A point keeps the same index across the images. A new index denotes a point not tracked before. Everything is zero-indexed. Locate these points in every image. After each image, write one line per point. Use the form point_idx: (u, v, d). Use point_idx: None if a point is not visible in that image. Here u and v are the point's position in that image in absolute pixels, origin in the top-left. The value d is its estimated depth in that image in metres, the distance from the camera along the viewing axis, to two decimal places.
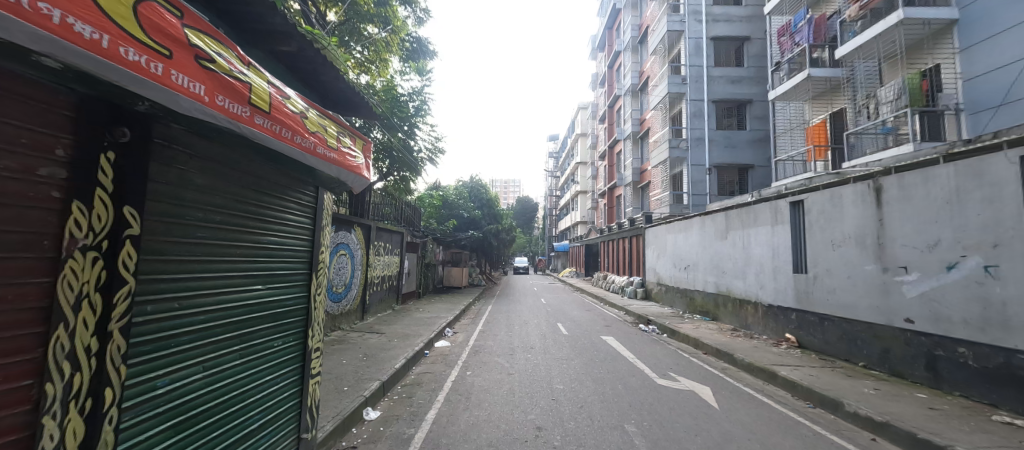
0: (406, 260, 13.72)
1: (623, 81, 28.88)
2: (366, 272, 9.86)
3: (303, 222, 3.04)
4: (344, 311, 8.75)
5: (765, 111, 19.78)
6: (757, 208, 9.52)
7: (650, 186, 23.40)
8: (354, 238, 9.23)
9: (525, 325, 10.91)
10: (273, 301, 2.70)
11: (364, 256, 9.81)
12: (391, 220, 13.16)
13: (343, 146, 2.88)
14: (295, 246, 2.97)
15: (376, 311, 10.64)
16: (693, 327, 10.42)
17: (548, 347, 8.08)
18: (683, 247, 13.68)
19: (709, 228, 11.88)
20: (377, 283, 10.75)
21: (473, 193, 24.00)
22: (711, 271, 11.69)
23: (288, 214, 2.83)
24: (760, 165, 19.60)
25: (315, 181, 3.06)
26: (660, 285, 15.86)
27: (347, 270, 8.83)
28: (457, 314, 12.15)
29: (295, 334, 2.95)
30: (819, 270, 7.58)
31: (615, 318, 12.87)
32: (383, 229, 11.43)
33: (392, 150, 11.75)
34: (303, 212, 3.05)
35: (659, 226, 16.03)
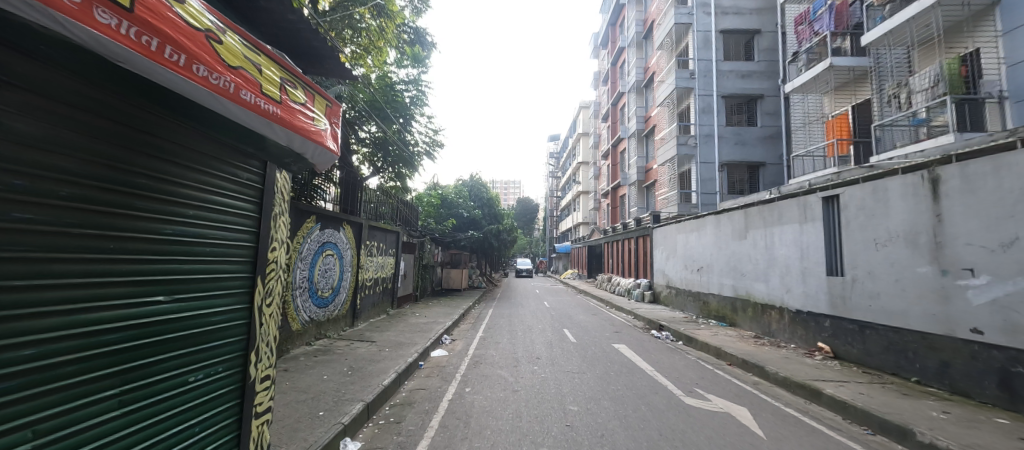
0: (402, 261, 12.91)
1: (627, 77, 28.15)
2: (357, 274, 9.08)
3: (237, 209, 2.45)
4: (332, 317, 7.95)
5: (777, 107, 19.02)
6: (783, 204, 8.74)
7: (657, 185, 22.60)
8: (343, 237, 8.43)
9: (529, 331, 10.11)
10: (193, 317, 2.10)
11: (354, 256, 9.02)
12: (386, 219, 12.36)
13: (291, 100, 2.31)
14: (226, 243, 2.37)
15: (368, 316, 9.84)
16: (711, 334, 9.61)
17: (556, 358, 7.29)
18: (696, 248, 12.88)
19: (726, 226, 11.08)
20: (369, 285, 9.96)
21: (473, 192, 23.17)
22: (728, 273, 10.89)
23: (211, 197, 2.22)
24: (771, 163, 18.83)
25: (256, 148, 2.51)
26: (670, 288, 15.05)
27: (335, 272, 8.03)
28: (456, 319, 11.34)
29: (226, 360, 2.36)
30: (858, 272, 6.80)
31: (624, 323, 12.06)
32: (377, 227, 10.63)
33: (387, 143, 10.96)
34: (238, 195, 2.46)
35: (669, 226, 15.22)
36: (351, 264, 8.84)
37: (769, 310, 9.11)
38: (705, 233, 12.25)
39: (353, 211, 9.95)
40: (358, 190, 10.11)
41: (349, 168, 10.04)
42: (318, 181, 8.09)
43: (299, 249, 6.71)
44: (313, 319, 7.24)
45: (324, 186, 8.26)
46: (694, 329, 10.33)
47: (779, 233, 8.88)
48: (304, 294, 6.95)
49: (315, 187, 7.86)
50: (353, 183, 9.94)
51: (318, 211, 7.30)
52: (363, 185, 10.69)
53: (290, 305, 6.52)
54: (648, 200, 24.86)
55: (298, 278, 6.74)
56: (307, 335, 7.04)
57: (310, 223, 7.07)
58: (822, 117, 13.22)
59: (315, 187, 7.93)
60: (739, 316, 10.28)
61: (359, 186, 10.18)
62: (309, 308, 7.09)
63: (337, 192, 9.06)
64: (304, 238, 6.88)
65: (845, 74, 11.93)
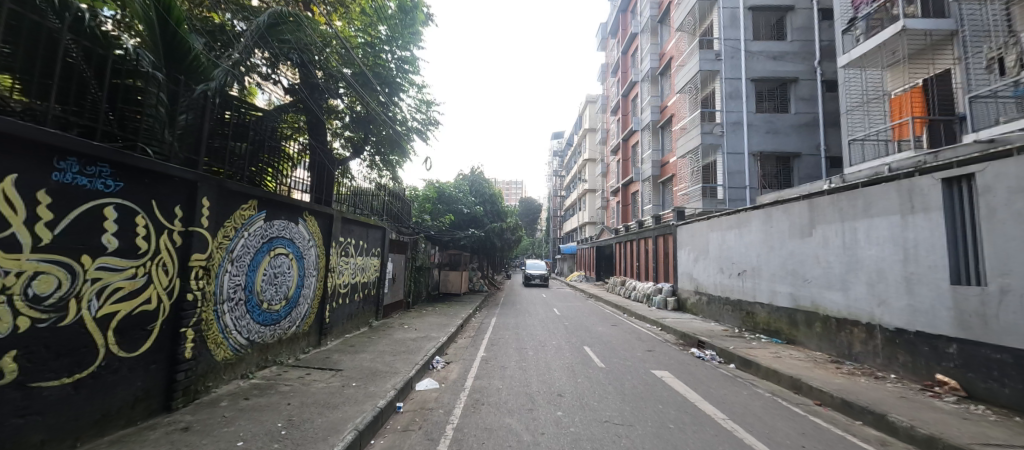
0: (390, 262, 10.89)
1: (639, 65, 26.17)
2: (327, 278, 7.17)
3: None
4: (286, 337, 6.03)
5: (813, 91, 17.01)
6: (873, 192, 6.76)
7: (676, 180, 20.61)
8: (306, 231, 6.49)
9: (541, 350, 8.15)
10: None
11: (323, 256, 7.09)
12: (370, 214, 10.35)
13: None
14: None
15: (342, 331, 7.89)
16: (773, 356, 7.61)
17: (583, 395, 5.36)
18: (738, 247, 10.87)
19: (781, 222, 9.07)
20: (344, 293, 8.03)
21: (475, 188, 21.15)
22: (785, 280, 8.89)
23: None
24: (807, 154, 16.84)
25: None
26: (699, 294, 13.09)
27: (291, 277, 6.08)
28: (451, 332, 9.44)
29: None
30: (1013, 281, 4.82)
31: (653, 337, 10.09)
32: (357, 221, 8.65)
33: (369, 121, 8.92)
34: None
35: (699, 222, 13.25)
36: (318, 266, 6.91)
37: (853, 327, 7.11)
38: (750, 231, 10.24)
39: (327, 200, 8.00)
40: (330, 174, 8.12)
41: (319, 146, 8.06)
42: (274, 161, 6.13)
43: (228, 246, 4.78)
44: (254, 342, 5.34)
45: (281, 165, 6.35)
46: (746, 348, 8.33)
47: (865, 229, 6.90)
48: (238, 308, 5.04)
49: (267, 165, 5.94)
50: (325, 165, 7.96)
51: (263, 194, 5.37)
52: (340, 169, 8.69)
53: (213, 325, 4.62)
54: (664, 197, 22.79)
55: (227, 287, 4.81)
56: (244, 364, 5.15)
57: (249, 209, 5.16)
58: (883, 95, 11.21)
59: (269, 164, 6.00)
60: (803, 332, 8.30)
61: (332, 171, 8.19)
62: (246, 327, 5.16)
63: (303, 175, 7.16)
64: (238, 231, 4.95)
65: (916, 44, 9.93)
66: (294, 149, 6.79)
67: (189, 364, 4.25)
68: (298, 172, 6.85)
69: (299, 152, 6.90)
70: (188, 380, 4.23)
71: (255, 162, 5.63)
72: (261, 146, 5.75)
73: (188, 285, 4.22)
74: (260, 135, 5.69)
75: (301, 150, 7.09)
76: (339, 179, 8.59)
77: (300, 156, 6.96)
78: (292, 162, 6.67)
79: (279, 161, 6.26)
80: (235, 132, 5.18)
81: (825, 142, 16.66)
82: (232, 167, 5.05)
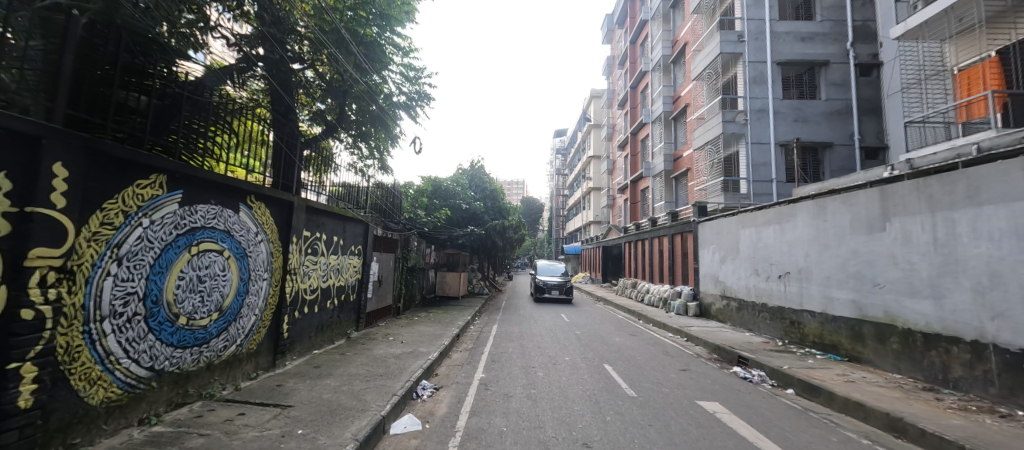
0: (375, 261, 9.35)
1: (649, 54, 24.65)
2: (285, 281, 5.68)
3: None
4: (219, 360, 4.54)
5: (845, 76, 15.51)
6: (983, 172, 5.22)
7: (692, 175, 19.09)
8: (253, 221, 5.00)
9: (553, 369, 6.67)
10: None
11: (281, 253, 5.60)
12: (356, 206, 8.89)
13: None
14: None
15: (307, 347, 6.38)
16: (843, 381, 6.06)
17: (617, 444, 3.88)
18: (779, 246, 9.35)
19: (841, 215, 7.54)
20: (313, 299, 6.54)
21: (475, 183, 19.57)
22: (847, 284, 7.36)
23: None
24: (839, 144, 15.34)
25: None
26: (727, 299, 11.58)
27: (226, 282, 4.58)
28: (445, 345, 7.98)
29: None
30: None
31: (683, 351, 8.58)
32: (332, 213, 7.17)
33: (346, 93, 7.41)
34: None
35: (726, 218, 11.73)
36: (272, 266, 5.42)
37: (951, 346, 5.57)
38: (797, 226, 8.72)
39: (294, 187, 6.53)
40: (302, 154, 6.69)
41: (285, 120, 6.65)
42: (212, 132, 4.64)
43: (110, 237, 3.27)
44: (162, 371, 3.84)
45: (226, 138, 4.90)
46: (804, 368, 6.77)
47: (970, 221, 5.38)
48: (133, 326, 3.54)
49: (199, 134, 4.48)
50: (293, 142, 6.52)
51: (176, 167, 3.87)
52: (317, 150, 7.26)
53: (80, 353, 3.09)
54: (677, 194, 21.23)
55: (109, 298, 3.29)
56: (143, 404, 3.65)
57: (151, 187, 3.66)
58: (943, 70, 9.64)
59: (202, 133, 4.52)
60: (874, 349, 6.77)
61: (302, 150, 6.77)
62: (144, 354, 3.65)
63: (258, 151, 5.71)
64: (130, 216, 3.46)
65: (993, 6, 8.42)
66: (251, 117, 5.33)
67: (28, 420, 2.65)
68: (250, 148, 5.37)
69: (250, 122, 5.39)
70: (28, 442, 2.64)
71: (179, 128, 4.15)
72: (189, 107, 4.28)
73: (25, 296, 2.61)
74: (188, 91, 4.23)
75: (260, 121, 5.68)
76: (314, 162, 7.16)
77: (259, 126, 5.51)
78: (243, 133, 5.19)
79: (221, 131, 4.79)
80: (145, 82, 3.70)
81: (860, 131, 15.17)
82: (131, 128, 3.56)
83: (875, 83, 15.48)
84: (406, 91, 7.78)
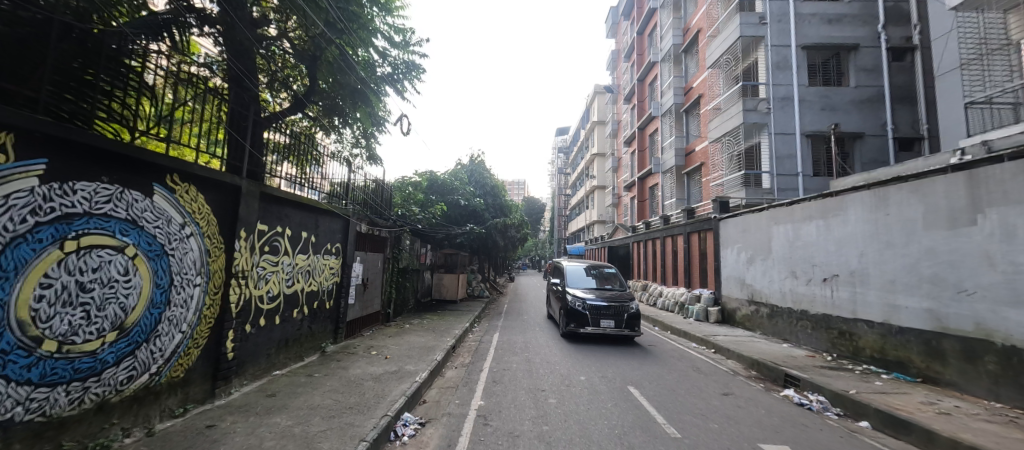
0: (358, 261, 8.12)
1: (658, 45, 23.43)
2: (230, 287, 4.44)
3: None
4: (116, 398, 3.27)
5: (876, 61, 14.28)
6: None
7: (706, 170, 17.85)
8: (175, 208, 3.77)
9: (567, 394, 5.45)
10: None
11: (222, 251, 4.37)
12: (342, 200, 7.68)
13: None
14: None
15: (263, 369, 5.14)
16: (934, 413, 4.81)
17: None
18: (823, 244, 8.11)
19: (913, 207, 6.29)
20: (273, 309, 5.30)
21: (474, 178, 18.26)
22: (920, 290, 6.12)
23: None
24: (870, 134, 14.12)
25: None
26: (756, 304, 10.33)
27: (129, 289, 3.33)
28: (438, 361, 6.78)
29: None
30: None
31: (716, 367, 7.34)
32: (304, 204, 5.95)
33: (320, 61, 6.19)
34: None
35: (755, 214, 10.50)
36: (209, 269, 4.19)
37: None
38: (849, 221, 7.47)
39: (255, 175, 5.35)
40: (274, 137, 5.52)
41: (246, 95, 5.47)
42: (123, 92, 3.46)
43: None
44: (11, 423, 2.57)
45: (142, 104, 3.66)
46: (874, 393, 5.53)
47: None
48: None
49: (93, 95, 3.23)
50: (258, 123, 5.37)
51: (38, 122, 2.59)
52: (297, 135, 6.11)
53: None
54: (689, 191, 19.97)
55: None
56: None
57: None
58: (1009, 44, 8.25)
59: (98, 96, 3.30)
60: (957, 368, 5.55)
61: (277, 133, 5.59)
62: None
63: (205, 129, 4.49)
64: None
65: None
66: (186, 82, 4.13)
67: None
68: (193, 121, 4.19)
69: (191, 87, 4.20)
70: None
71: (48, 81, 2.87)
72: (71, 54, 3.05)
73: None
74: (61, 29, 3.00)
75: (205, 91, 4.47)
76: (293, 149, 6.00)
77: (199, 94, 4.29)
78: (174, 101, 3.97)
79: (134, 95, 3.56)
80: None
81: (893, 120, 13.94)
82: None
83: (909, 68, 14.25)
84: (392, 59, 6.69)
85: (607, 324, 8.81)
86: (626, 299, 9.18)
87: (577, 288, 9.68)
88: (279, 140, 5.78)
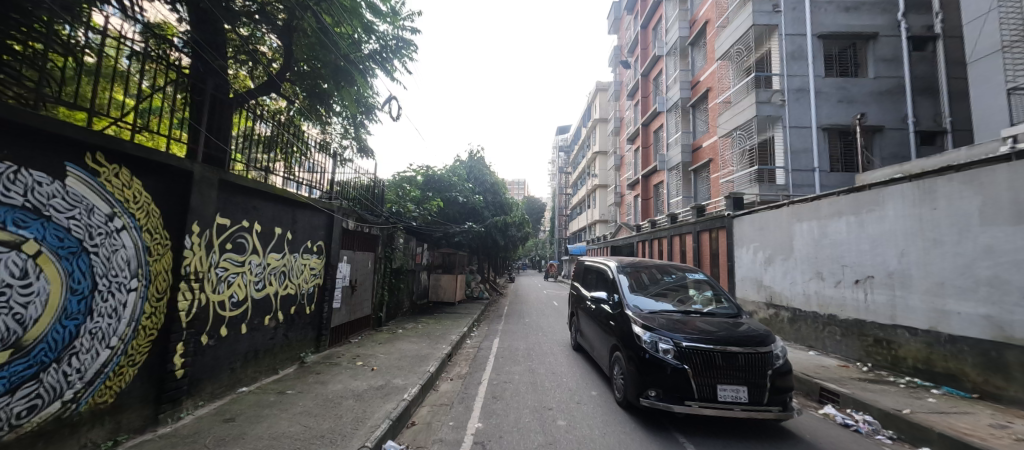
0: (345, 261, 7.39)
1: (663, 38, 22.74)
2: (178, 292, 3.72)
3: None
4: (10, 436, 2.50)
5: (896, 51, 13.58)
6: None
7: (716, 166, 17.11)
8: (98, 194, 3.02)
9: (578, 415, 4.72)
10: None
11: (167, 249, 3.64)
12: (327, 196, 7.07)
13: None
14: None
15: (223, 386, 4.39)
16: (1012, 439, 4.07)
17: None
18: (856, 243, 7.37)
19: (967, 200, 5.58)
20: (238, 318, 4.58)
21: (474, 175, 17.48)
22: (979, 294, 5.38)
23: None
24: (890, 127, 13.40)
25: None
26: (776, 307, 9.60)
27: (27, 296, 2.55)
28: (432, 374, 6.06)
29: None
30: None
31: None
32: (278, 196, 5.22)
33: (299, 36, 5.48)
34: None
35: (775, 211, 9.74)
36: (147, 270, 3.46)
37: None
38: (887, 218, 6.76)
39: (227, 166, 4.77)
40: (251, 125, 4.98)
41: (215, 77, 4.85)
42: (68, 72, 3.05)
43: None
44: None
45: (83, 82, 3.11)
46: (932, 413, 4.79)
47: None
48: None
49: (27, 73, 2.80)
50: (227, 107, 4.76)
51: None
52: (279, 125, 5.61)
53: None
54: (696, 188, 19.24)
55: None
56: None
57: None
58: None
59: (25, 73, 2.81)
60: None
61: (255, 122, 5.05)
62: None
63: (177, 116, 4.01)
64: None
65: None
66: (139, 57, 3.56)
67: None
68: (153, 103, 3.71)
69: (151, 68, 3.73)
70: None
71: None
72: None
73: None
74: None
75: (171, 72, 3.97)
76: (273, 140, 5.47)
77: (159, 74, 3.77)
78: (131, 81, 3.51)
79: (74, 74, 3.07)
80: None
81: (914, 113, 13.24)
82: None
83: (931, 58, 13.54)
84: (380, 34, 5.99)
85: (730, 394, 3.97)
86: (755, 336, 4.33)
87: (647, 314, 4.93)
88: (259, 130, 5.23)
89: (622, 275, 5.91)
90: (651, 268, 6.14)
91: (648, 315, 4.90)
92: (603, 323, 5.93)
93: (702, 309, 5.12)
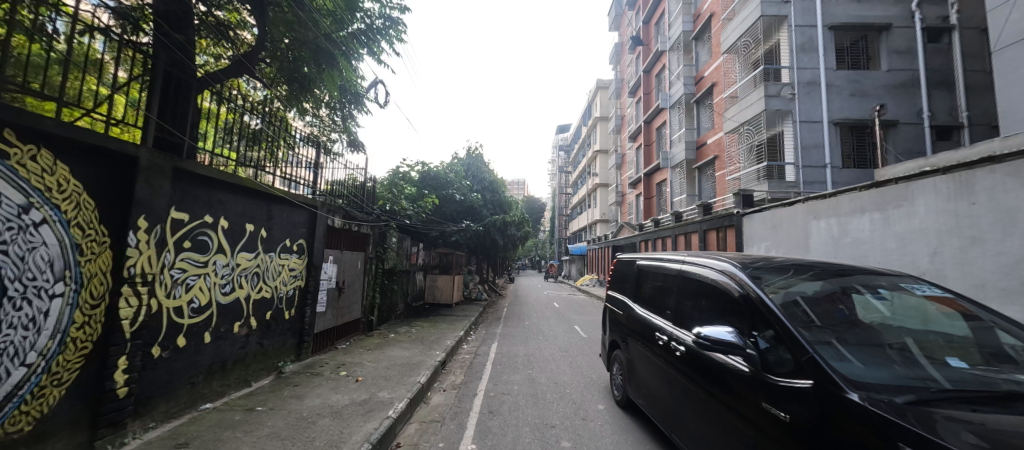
0: (330, 261, 6.84)
1: (666, 33, 22.23)
2: (119, 296, 3.18)
3: None
4: None
5: (910, 43, 13.07)
6: None
7: (721, 163, 16.59)
8: (7, 178, 2.44)
9: (585, 434, 4.17)
10: None
11: (105, 247, 3.10)
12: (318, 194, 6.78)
13: None
14: None
15: (181, 404, 3.86)
16: None
17: None
18: (883, 242, 6.83)
19: (1012, 194, 5.06)
20: (200, 325, 4.04)
21: (472, 172, 16.91)
22: None
23: None
24: (904, 122, 12.89)
25: None
26: None
27: None
28: (423, 385, 5.52)
29: None
30: None
31: None
32: (249, 189, 4.68)
33: (273, 12, 4.94)
34: None
35: (789, 208, 9.20)
36: (78, 272, 2.91)
37: None
38: (917, 214, 6.24)
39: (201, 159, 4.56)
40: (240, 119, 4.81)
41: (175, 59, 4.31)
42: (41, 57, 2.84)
43: None
44: None
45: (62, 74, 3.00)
46: None
47: None
48: None
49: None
50: (188, 91, 4.24)
51: None
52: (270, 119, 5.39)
53: None
54: (701, 186, 18.70)
55: None
56: None
57: None
58: None
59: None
60: None
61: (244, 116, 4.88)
62: None
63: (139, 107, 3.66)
64: None
65: None
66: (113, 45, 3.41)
67: None
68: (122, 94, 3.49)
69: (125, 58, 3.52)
70: None
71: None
72: None
73: None
74: None
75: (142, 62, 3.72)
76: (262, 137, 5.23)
77: (136, 66, 3.58)
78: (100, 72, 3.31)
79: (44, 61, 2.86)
80: None
81: (930, 107, 12.73)
82: None
83: (946, 50, 13.04)
84: (366, 12, 5.46)
85: None
86: None
87: (910, 407, 1.58)
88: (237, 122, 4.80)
89: (753, 283, 2.61)
90: (807, 272, 2.75)
91: (909, 405, 1.61)
92: (712, 390, 2.63)
93: (1007, 383, 1.82)
